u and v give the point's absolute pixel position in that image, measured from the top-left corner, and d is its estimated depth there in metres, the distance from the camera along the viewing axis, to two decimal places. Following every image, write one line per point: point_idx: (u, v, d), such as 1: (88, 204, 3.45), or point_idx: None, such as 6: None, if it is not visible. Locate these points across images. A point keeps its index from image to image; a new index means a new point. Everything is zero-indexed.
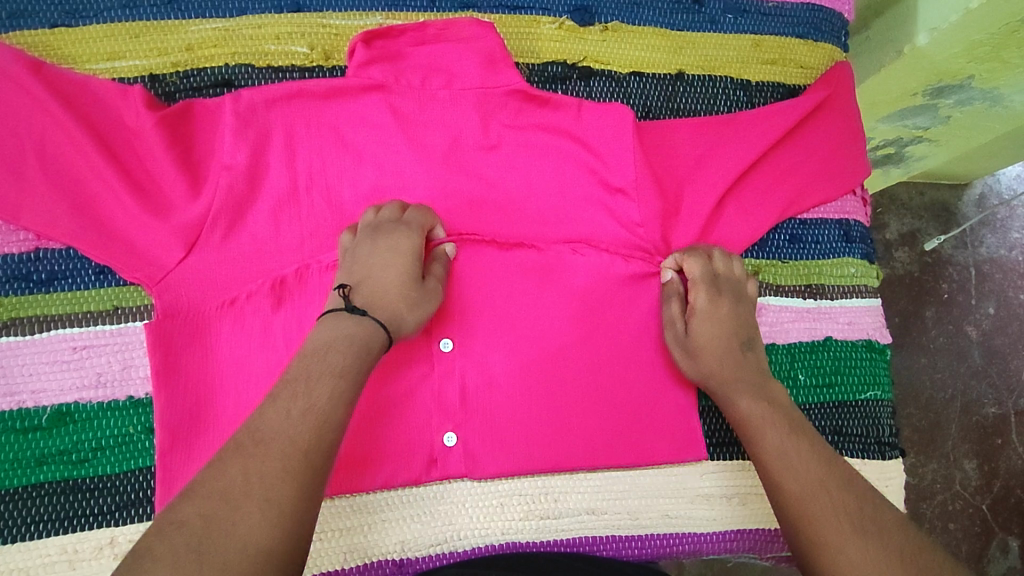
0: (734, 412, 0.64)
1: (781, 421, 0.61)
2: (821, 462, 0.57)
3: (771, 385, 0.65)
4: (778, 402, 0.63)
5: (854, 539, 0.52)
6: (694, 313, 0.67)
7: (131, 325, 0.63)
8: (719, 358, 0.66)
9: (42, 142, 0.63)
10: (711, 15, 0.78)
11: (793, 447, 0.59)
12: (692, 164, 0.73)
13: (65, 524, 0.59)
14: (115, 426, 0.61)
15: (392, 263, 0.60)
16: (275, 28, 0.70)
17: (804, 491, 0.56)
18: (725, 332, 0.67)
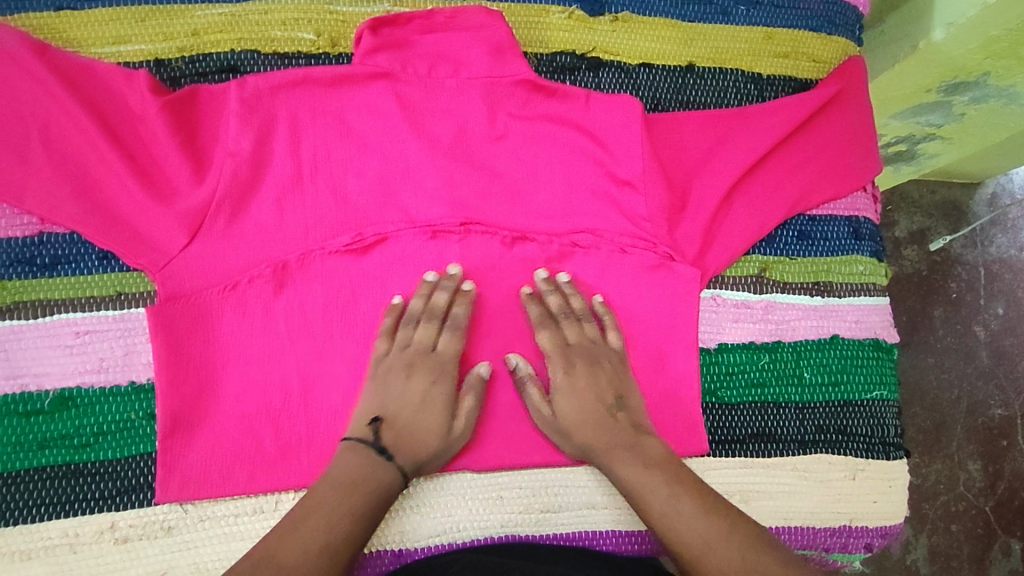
0: (616, 480, 0.62)
1: (663, 483, 0.60)
2: (702, 518, 0.57)
3: (645, 442, 0.62)
4: (656, 463, 0.61)
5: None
6: (556, 388, 0.64)
7: (134, 311, 0.62)
8: (590, 432, 0.63)
9: (49, 128, 0.63)
10: (724, 6, 0.77)
11: (675, 506, 0.58)
12: (697, 158, 0.73)
13: (65, 509, 0.59)
14: (116, 411, 0.61)
15: (425, 407, 0.62)
16: (281, 14, 0.69)
17: (693, 552, 0.55)
18: (591, 402, 0.63)
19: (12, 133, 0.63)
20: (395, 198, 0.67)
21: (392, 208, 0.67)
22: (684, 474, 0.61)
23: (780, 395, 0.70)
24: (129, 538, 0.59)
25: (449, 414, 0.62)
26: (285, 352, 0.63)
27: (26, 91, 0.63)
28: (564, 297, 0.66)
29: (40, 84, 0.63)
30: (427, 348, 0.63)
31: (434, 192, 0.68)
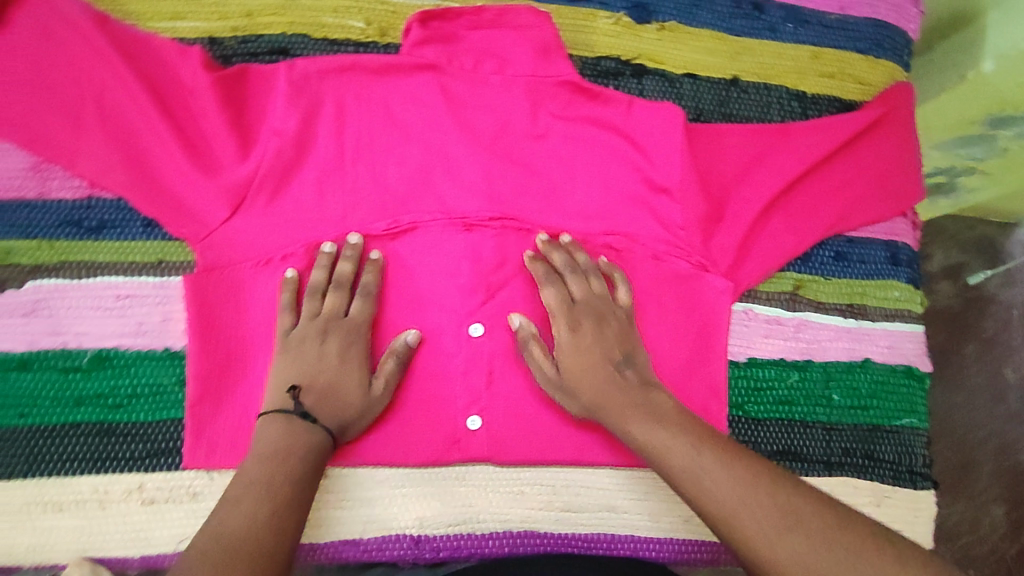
0: (629, 440, 0.57)
1: (680, 437, 0.55)
2: (725, 467, 0.52)
3: (655, 397, 0.59)
4: (666, 415, 0.57)
5: (783, 544, 0.47)
6: (561, 347, 0.62)
7: (173, 279, 0.64)
8: (597, 390, 0.60)
9: (104, 95, 0.65)
10: (771, 23, 0.77)
11: (698, 460, 0.53)
12: (736, 171, 0.72)
13: (96, 466, 0.60)
14: (151, 374, 0.62)
15: (341, 370, 0.61)
16: (334, 2, 0.71)
17: (723, 507, 0.50)
18: (598, 358, 0.61)
19: (68, 97, 0.64)
20: (433, 188, 0.68)
21: (430, 198, 0.67)
22: (697, 425, 0.57)
23: (807, 414, 0.69)
24: (155, 499, 0.60)
25: (367, 374, 0.62)
26: None
27: (86, 57, 0.65)
28: (568, 254, 0.67)
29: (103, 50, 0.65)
30: (336, 313, 0.62)
31: (471, 185, 0.68)
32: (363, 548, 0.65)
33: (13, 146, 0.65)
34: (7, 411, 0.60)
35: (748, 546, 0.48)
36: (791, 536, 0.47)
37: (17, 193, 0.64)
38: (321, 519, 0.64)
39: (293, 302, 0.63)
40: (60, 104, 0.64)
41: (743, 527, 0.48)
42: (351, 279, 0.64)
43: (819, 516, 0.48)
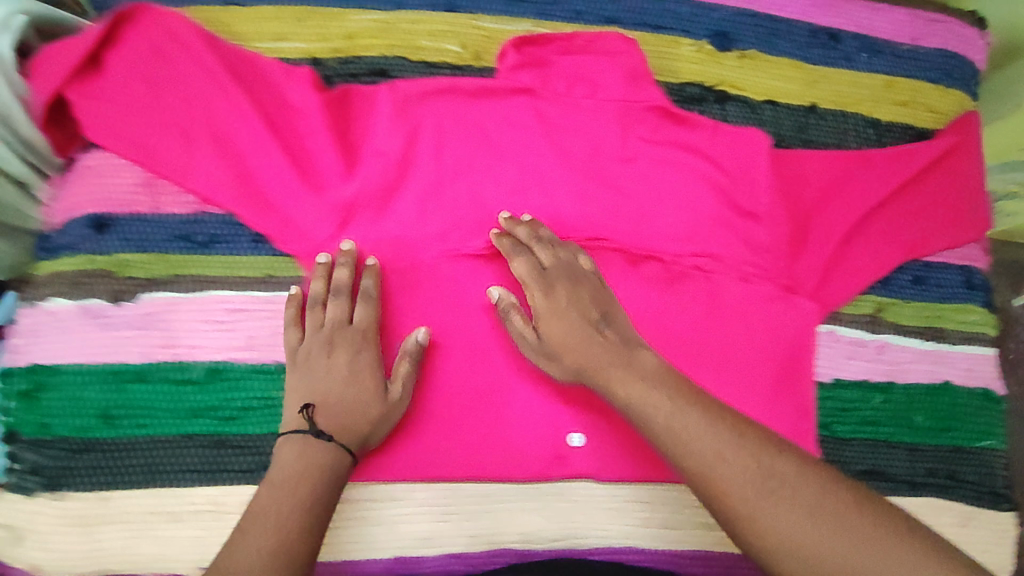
0: (616, 402, 0.59)
1: (662, 394, 0.57)
2: (707, 426, 0.54)
3: (639, 354, 0.60)
4: (650, 374, 0.58)
5: (767, 505, 0.51)
6: (542, 314, 0.63)
7: (281, 294, 0.66)
8: (580, 351, 0.61)
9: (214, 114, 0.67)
10: (847, 52, 0.80)
11: (677, 420, 0.55)
12: (817, 196, 0.74)
13: (212, 477, 0.62)
14: (262, 388, 0.64)
15: (350, 381, 0.60)
16: (430, 26, 0.73)
17: (701, 464, 0.53)
18: (577, 321, 0.62)
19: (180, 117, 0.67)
20: (529, 207, 0.70)
21: (529, 218, 0.70)
22: (679, 380, 0.59)
23: (892, 434, 0.72)
24: None
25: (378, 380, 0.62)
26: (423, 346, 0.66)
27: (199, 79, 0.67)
28: (531, 231, 0.66)
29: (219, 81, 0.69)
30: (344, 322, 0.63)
31: (564, 205, 0.70)
32: (469, 562, 0.65)
33: (127, 162, 0.67)
34: (124, 422, 0.63)
35: (726, 500, 0.52)
36: (772, 499, 0.51)
37: (132, 208, 0.66)
38: (425, 532, 0.65)
39: (295, 318, 0.63)
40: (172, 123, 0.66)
41: (723, 484, 0.52)
42: (349, 285, 0.64)
43: (801, 480, 0.52)
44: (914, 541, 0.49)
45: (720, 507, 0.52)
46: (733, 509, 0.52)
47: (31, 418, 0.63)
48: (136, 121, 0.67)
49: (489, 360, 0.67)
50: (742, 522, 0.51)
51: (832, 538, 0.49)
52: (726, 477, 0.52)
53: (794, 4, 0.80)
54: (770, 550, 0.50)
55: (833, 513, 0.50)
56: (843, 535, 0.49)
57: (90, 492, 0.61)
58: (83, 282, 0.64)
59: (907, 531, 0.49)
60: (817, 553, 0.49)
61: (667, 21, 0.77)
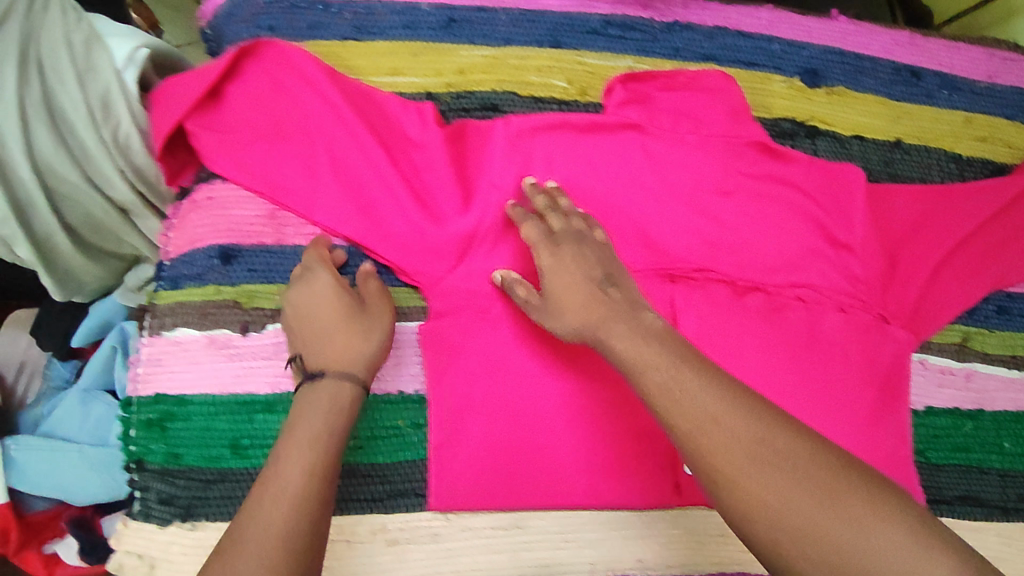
0: (614, 357, 0.58)
1: (661, 355, 0.56)
2: (706, 391, 0.54)
3: (641, 314, 0.60)
4: (651, 334, 0.58)
5: (757, 475, 0.50)
6: (547, 272, 0.63)
7: (404, 324, 0.68)
8: (581, 307, 0.60)
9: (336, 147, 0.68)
10: (928, 89, 0.82)
11: (676, 380, 0.55)
12: (906, 228, 0.78)
13: (343, 505, 0.65)
14: (388, 418, 0.66)
15: (331, 313, 0.62)
16: (537, 61, 0.75)
17: (696, 430, 0.52)
18: (581, 279, 0.61)
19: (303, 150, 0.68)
20: (636, 238, 0.72)
21: (638, 249, 0.72)
22: (683, 346, 0.58)
23: (983, 460, 0.75)
24: (398, 539, 0.65)
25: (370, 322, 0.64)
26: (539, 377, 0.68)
27: (321, 114, 0.68)
28: (551, 199, 0.67)
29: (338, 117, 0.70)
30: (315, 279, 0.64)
31: (668, 236, 0.72)
32: None
33: (250, 194, 0.69)
34: (254, 452, 0.64)
35: (714, 461, 0.52)
36: (766, 470, 0.50)
37: (257, 238, 0.68)
38: (547, 559, 0.67)
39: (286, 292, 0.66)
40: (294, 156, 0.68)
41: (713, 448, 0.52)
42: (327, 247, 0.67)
43: (801, 453, 0.51)
44: (890, 517, 0.48)
45: (710, 475, 0.52)
46: (724, 478, 0.51)
47: (160, 447, 0.64)
48: (261, 155, 0.68)
49: (605, 389, 0.69)
50: (732, 491, 0.51)
51: (818, 514, 0.48)
52: (718, 444, 0.52)
53: (878, 41, 0.83)
54: (760, 519, 0.50)
55: (823, 485, 0.49)
56: (832, 510, 0.48)
57: (223, 521, 0.64)
58: (210, 313, 0.66)
59: (884, 506, 0.49)
60: (807, 525, 0.48)
61: (759, 58, 0.80)
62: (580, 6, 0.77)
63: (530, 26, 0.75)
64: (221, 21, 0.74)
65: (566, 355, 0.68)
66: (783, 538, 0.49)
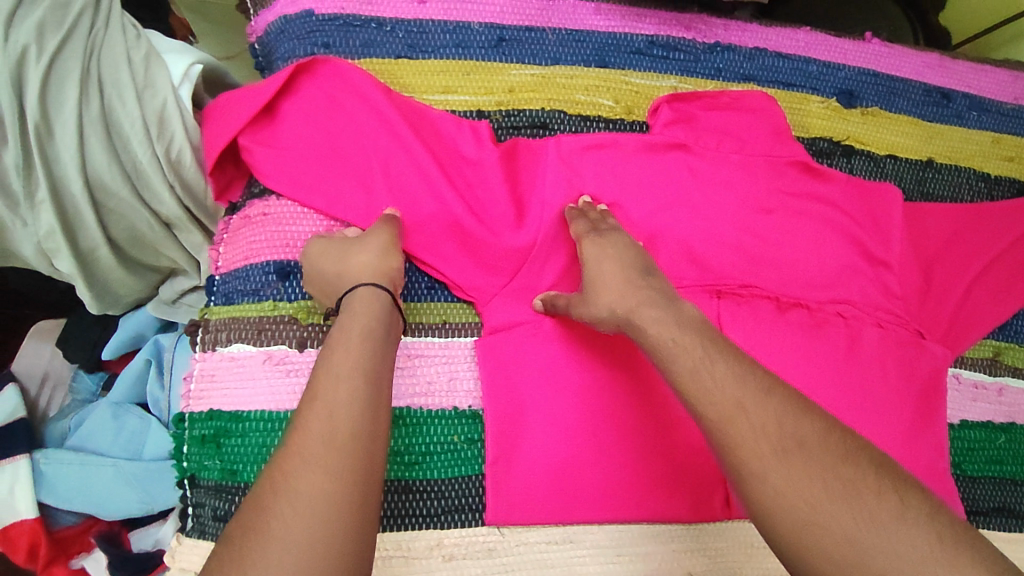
0: (645, 341, 0.59)
1: (694, 341, 0.57)
2: (736, 379, 0.54)
3: (678, 304, 0.61)
4: (686, 321, 0.59)
5: (777, 465, 0.50)
6: (588, 263, 0.65)
7: (458, 339, 0.68)
8: (615, 293, 0.62)
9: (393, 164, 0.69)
10: (958, 110, 0.86)
11: (708, 366, 0.55)
12: (939, 246, 0.80)
13: (399, 522, 0.63)
14: (442, 433, 0.66)
15: (348, 252, 0.63)
16: (585, 81, 0.76)
17: (722, 416, 0.53)
18: (619, 268, 0.63)
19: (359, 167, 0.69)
20: (682, 253, 0.73)
21: (685, 265, 0.73)
22: (718, 338, 0.58)
23: (1016, 472, 0.77)
24: (455, 556, 0.63)
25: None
26: (590, 393, 0.67)
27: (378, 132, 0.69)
28: (601, 218, 0.69)
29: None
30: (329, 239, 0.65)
31: (713, 252, 0.73)
32: None
33: (307, 211, 0.69)
34: None
35: (735, 453, 0.52)
36: (786, 461, 0.50)
37: None
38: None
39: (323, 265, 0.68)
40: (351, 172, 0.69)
41: (737, 436, 0.52)
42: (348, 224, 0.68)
43: (822, 447, 0.51)
44: (908, 518, 0.46)
45: (729, 459, 0.52)
46: (744, 464, 0.51)
47: (217, 464, 0.63)
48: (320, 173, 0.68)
49: (653, 404, 0.68)
50: (749, 480, 0.50)
51: (831, 507, 0.47)
52: (739, 433, 0.52)
53: (910, 65, 0.86)
54: (772, 508, 0.49)
55: (841, 479, 0.49)
56: (846, 504, 0.47)
57: None
58: (267, 329, 0.66)
59: (903, 508, 0.47)
60: (815, 516, 0.47)
61: (797, 79, 0.82)
62: (626, 27, 0.79)
63: (578, 45, 0.77)
64: (272, 37, 0.74)
65: (617, 368, 0.68)
66: (794, 528, 0.48)
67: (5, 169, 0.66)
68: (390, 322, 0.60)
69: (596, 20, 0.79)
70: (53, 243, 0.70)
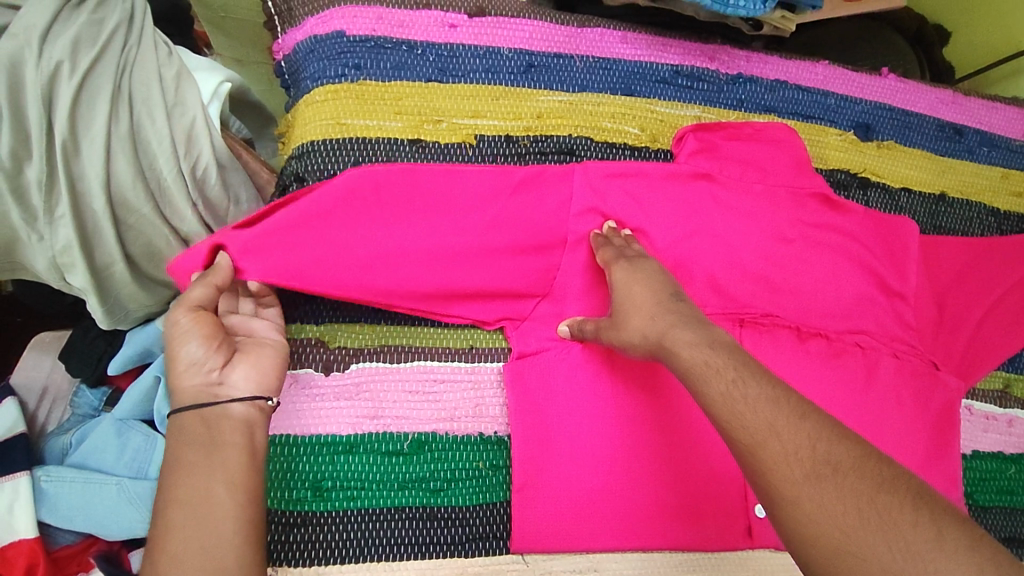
0: (675, 363, 0.53)
1: (728, 363, 0.51)
2: (770, 403, 0.48)
3: (711, 327, 0.56)
4: (720, 344, 0.53)
5: (810, 490, 0.43)
6: (617, 287, 0.62)
7: (484, 365, 0.68)
8: (645, 317, 0.58)
9: (383, 206, 0.64)
10: (970, 145, 0.89)
11: (740, 390, 0.49)
12: (952, 278, 0.82)
13: (424, 550, 0.61)
14: (467, 459, 0.64)
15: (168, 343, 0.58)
16: (611, 108, 0.78)
17: (754, 437, 0.47)
18: (648, 290, 0.60)
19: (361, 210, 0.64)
20: (705, 283, 0.73)
21: (709, 292, 0.73)
22: (754, 363, 0.52)
23: None
24: None
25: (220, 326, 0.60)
26: (613, 422, 0.66)
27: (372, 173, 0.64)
28: (627, 243, 0.68)
29: (425, 157, 0.71)
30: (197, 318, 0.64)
31: (735, 281, 0.73)
32: None
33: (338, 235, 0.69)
34: (335, 495, 0.61)
35: (771, 479, 0.45)
36: (820, 485, 0.43)
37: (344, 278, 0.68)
38: None
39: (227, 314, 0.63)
40: (324, 228, 0.62)
41: (774, 460, 0.45)
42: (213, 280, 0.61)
43: (859, 472, 0.44)
44: (947, 545, 0.40)
45: (763, 487, 0.45)
46: (776, 490, 0.44)
47: None
48: (286, 238, 0.61)
49: (676, 433, 0.67)
50: (782, 505, 0.44)
51: (868, 535, 0.41)
52: (778, 452, 0.45)
53: (924, 100, 0.89)
54: (808, 536, 0.42)
55: (878, 506, 0.42)
56: (881, 534, 0.41)
57: (305, 568, 0.59)
58: (292, 353, 0.65)
59: (941, 534, 0.40)
60: (849, 543, 0.41)
61: (816, 112, 0.84)
62: (651, 56, 0.82)
63: (604, 73, 0.79)
64: (301, 56, 0.74)
65: (643, 396, 0.67)
66: (827, 560, 0.41)
67: (28, 185, 0.64)
68: (215, 414, 0.57)
69: (623, 48, 0.81)
70: (68, 259, 0.68)
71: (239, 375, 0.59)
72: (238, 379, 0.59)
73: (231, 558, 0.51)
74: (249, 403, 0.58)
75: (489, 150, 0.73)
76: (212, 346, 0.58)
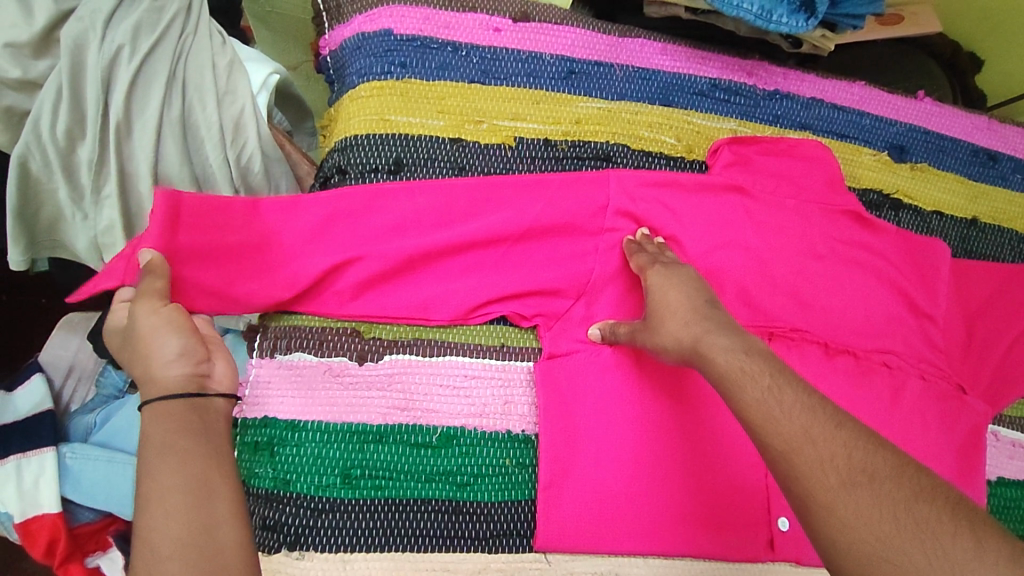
0: (712, 368, 0.54)
1: (763, 370, 0.52)
2: (806, 409, 0.48)
3: (749, 336, 0.56)
4: (756, 352, 0.54)
5: (845, 496, 0.44)
6: (654, 292, 0.63)
7: (515, 364, 0.68)
8: (680, 323, 0.58)
9: (420, 224, 0.67)
10: (1003, 172, 0.89)
11: (775, 396, 0.49)
12: (982, 302, 0.82)
13: (447, 544, 0.62)
14: (494, 456, 0.65)
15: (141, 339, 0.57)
16: (648, 118, 0.79)
17: (789, 443, 0.47)
18: (685, 298, 0.60)
19: (403, 212, 0.67)
20: (736, 293, 0.73)
21: (740, 302, 0.73)
22: (789, 371, 0.53)
23: None
24: None
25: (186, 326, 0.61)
26: (640, 426, 0.66)
27: (409, 193, 0.68)
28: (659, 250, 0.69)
29: (464, 156, 0.73)
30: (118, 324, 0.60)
31: (765, 294, 0.74)
32: None
33: None
34: (364, 483, 0.62)
35: (804, 484, 0.45)
36: (854, 493, 0.44)
37: None
38: None
39: None
40: (369, 228, 0.66)
41: (808, 465, 0.45)
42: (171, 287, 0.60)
43: (895, 481, 0.44)
44: (987, 557, 0.40)
45: (797, 493, 0.45)
46: (810, 497, 0.45)
47: (269, 472, 0.61)
48: (337, 238, 0.65)
49: (701, 441, 0.67)
50: (815, 510, 0.44)
51: (905, 543, 0.41)
52: (813, 459, 0.45)
53: (959, 125, 0.89)
54: (841, 542, 0.42)
55: (915, 515, 0.42)
56: (918, 542, 0.41)
57: (332, 552, 0.60)
58: (329, 341, 0.66)
59: (980, 545, 0.40)
60: (883, 550, 0.41)
61: (851, 131, 0.85)
62: (690, 68, 0.83)
63: (643, 82, 0.80)
64: (347, 52, 0.75)
65: (671, 403, 0.67)
66: (860, 568, 0.42)
67: (78, 164, 0.67)
68: (202, 403, 0.58)
69: (663, 60, 0.82)
70: (110, 240, 0.70)
71: (220, 368, 0.61)
72: (218, 371, 0.60)
73: (230, 532, 0.51)
74: (232, 394, 0.61)
75: (528, 152, 0.74)
76: (191, 339, 0.59)
